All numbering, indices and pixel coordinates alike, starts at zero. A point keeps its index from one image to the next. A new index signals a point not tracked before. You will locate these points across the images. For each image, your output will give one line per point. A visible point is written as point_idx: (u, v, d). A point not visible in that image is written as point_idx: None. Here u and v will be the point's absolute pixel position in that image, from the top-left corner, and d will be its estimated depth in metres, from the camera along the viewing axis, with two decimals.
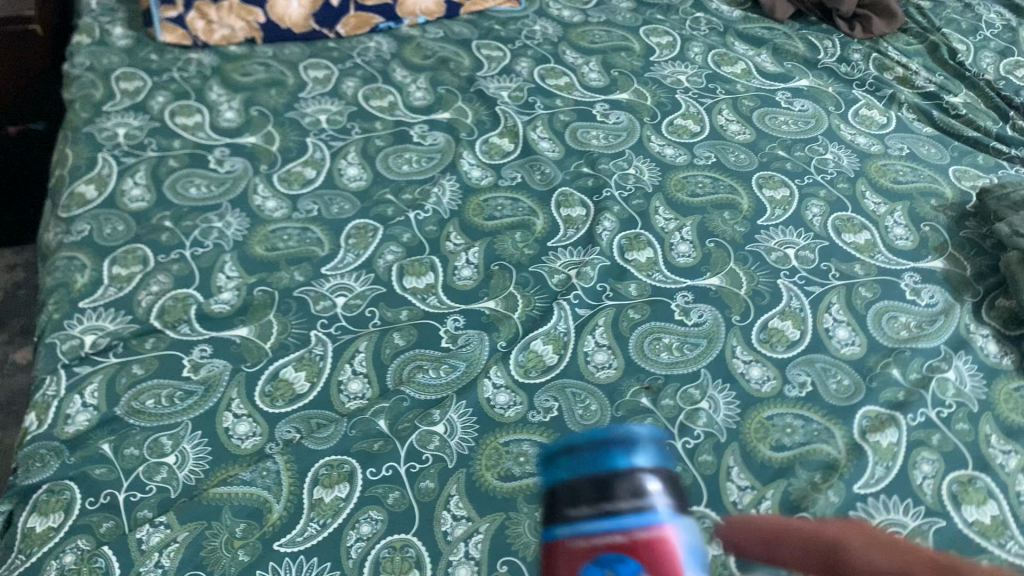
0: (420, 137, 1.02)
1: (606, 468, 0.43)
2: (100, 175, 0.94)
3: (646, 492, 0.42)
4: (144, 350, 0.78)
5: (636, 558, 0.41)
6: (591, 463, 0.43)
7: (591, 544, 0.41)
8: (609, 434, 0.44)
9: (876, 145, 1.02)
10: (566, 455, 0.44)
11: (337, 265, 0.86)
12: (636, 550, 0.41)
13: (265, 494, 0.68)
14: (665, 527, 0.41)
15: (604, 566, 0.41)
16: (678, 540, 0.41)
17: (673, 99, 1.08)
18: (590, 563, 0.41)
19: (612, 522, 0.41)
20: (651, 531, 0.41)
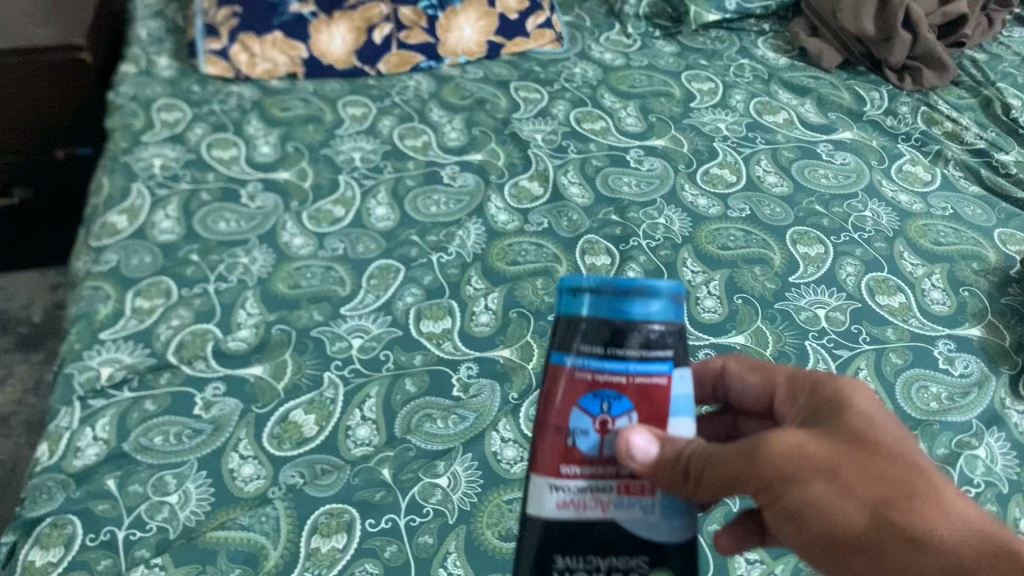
0: (451, 178, 1.02)
1: (622, 315, 0.43)
2: (133, 206, 0.96)
3: (656, 344, 0.43)
4: (158, 385, 0.79)
5: (629, 397, 0.44)
6: (603, 302, 0.44)
7: (594, 378, 0.44)
8: (632, 287, 0.43)
9: (918, 204, 0.99)
10: (587, 294, 0.44)
11: (357, 306, 0.86)
12: (631, 390, 0.44)
13: (263, 539, 0.67)
14: (664, 376, 0.44)
15: (601, 401, 0.44)
16: (673, 388, 0.44)
17: (710, 148, 1.06)
18: (587, 395, 0.44)
19: (619, 365, 0.43)
20: (651, 378, 0.44)
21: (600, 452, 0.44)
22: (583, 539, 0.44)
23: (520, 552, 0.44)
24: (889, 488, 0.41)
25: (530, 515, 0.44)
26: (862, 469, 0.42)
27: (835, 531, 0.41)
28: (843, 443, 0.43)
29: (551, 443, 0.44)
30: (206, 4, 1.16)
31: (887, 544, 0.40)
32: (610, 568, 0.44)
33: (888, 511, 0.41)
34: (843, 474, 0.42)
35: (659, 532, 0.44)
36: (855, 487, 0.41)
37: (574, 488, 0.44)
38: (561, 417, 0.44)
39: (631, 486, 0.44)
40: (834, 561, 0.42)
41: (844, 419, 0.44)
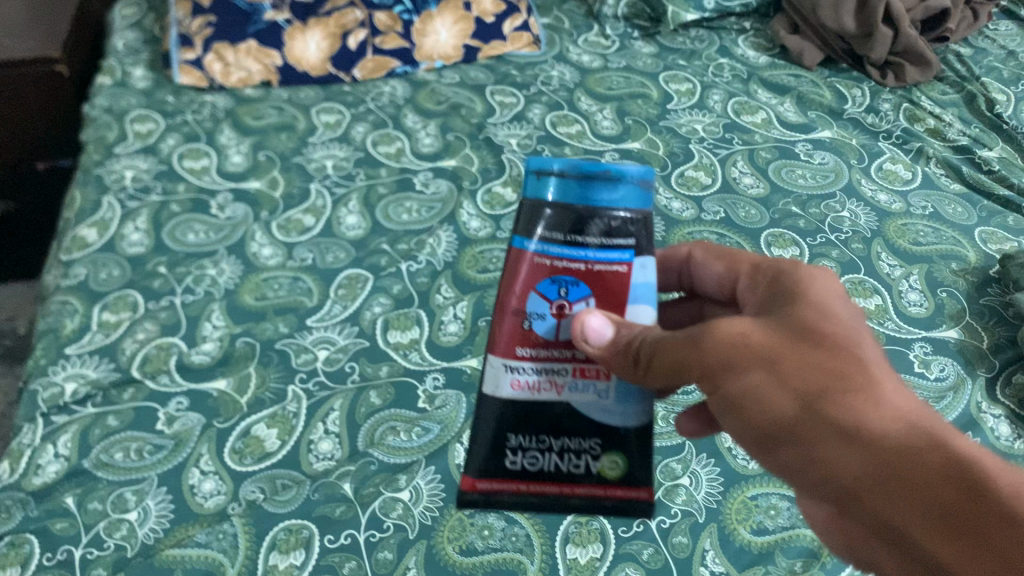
0: (423, 185, 1.01)
1: (585, 203, 0.50)
2: (103, 219, 0.95)
3: (616, 233, 0.50)
4: (121, 401, 0.78)
5: (586, 283, 0.50)
6: (569, 189, 0.51)
7: (553, 265, 0.50)
8: (598, 171, 0.51)
9: (898, 203, 0.98)
10: (555, 178, 0.51)
11: (323, 316, 0.86)
12: (588, 277, 0.50)
13: (221, 556, 0.66)
14: (622, 264, 0.50)
15: (559, 287, 0.50)
16: (631, 276, 0.50)
17: (686, 150, 1.05)
18: (545, 280, 0.50)
19: (579, 252, 0.50)
20: (609, 265, 0.50)
21: (556, 336, 0.51)
22: (538, 421, 0.52)
23: (480, 431, 0.53)
24: (826, 378, 0.43)
25: (488, 396, 0.52)
26: (803, 360, 0.44)
27: (769, 417, 0.44)
28: (789, 334, 0.45)
29: (509, 327, 0.51)
30: (180, 13, 1.15)
31: (815, 432, 0.43)
32: (562, 449, 0.52)
33: (821, 403, 0.43)
34: (780, 364, 0.44)
35: (613, 416, 0.52)
36: (791, 377, 0.44)
37: (529, 371, 0.51)
38: (520, 302, 0.51)
39: (587, 371, 0.51)
40: (770, 447, 0.45)
41: (797, 310, 0.47)
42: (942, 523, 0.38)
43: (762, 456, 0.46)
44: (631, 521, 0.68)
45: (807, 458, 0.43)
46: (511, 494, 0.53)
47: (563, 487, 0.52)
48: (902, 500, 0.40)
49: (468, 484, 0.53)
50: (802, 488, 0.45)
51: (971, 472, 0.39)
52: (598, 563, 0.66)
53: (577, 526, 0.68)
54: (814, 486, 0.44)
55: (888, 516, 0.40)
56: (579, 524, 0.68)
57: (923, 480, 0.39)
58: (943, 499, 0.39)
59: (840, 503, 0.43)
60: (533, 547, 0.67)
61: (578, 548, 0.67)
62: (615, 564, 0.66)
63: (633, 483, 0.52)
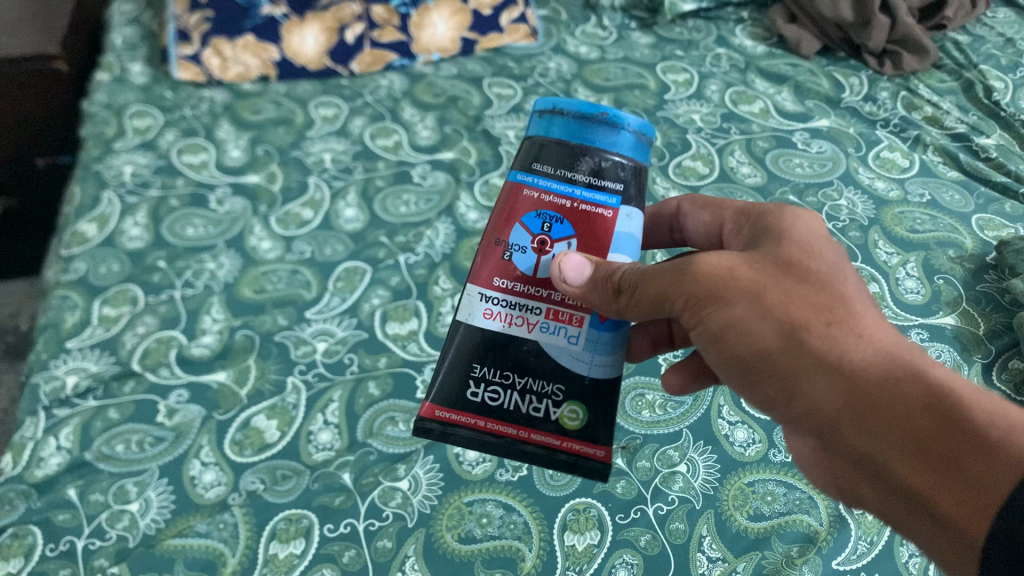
0: (421, 177, 1.02)
1: (581, 142, 0.52)
2: (102, 215, 0.95)
3: (605, 174, 0.51)
4: (122, 394, 0.78)
5: (570, 223, 0.51)
6: (566, 126, 0.52)
7: (540, 198, 0.51)
8: (595, 113, 0.51)
9: (895, 191, 0.98)
10: (553, 115, 0.52)
11: (322, 309, 0.86)
12: (573, 215, 0.51)
13: (221, 546, 0.67)
14: (606, 208, 0.51)
15: (542, 222, 0.51)
16: (614, 222, 0.51)
17: (683, 140, 1.05)
18: (530, 214, 0.51)
19: (567, 189, 0.51)
20: (594, 206, 0.51)
21: (533, 273, 0.51)
22: (505, 355, 0.51)
23: (449, 358, 0.51)
24: (810, 312, 0.46)
25: (460, 323, 0.51)
26: (787, 294, 0.46)
27: (755, 348, 0.47)
28: (773, 269, 0.47)
29: (490, 255, 0.52)
30: (177, 8, 1.14)
31: (799, 363, 0.45)
32: (525, 389, 0.50)
33: (805, 335, 0.45)
34: (766, 297, 0.46)
35: (580, 363, 0.51)
36: (776, 310, 0.46)
37: (502, 302, 0.51)
38: (503, 233, 0.52)
39: (559, 313, 0.51)
40: (755, 380, 0.48)
41: (780, 246, 0.49)
42: (919, 449, 0.41)
43: (748, 388, 0.49)
44: (628, 508, 0.69)
45: (791, 389, 0.46)
46: (467, 429, 0.50)
47: (520, 430, 0.50)
48: (881, 429, 0.43)
49: (427, 411, 0.51)
50: (786, 417, 0.48)
51: (948, 401, 0.42)
52: (595, 550, 0.66)
53: (575, 513, 0.68)
54: (798, 415, 0.47)
55: (869, 445, 0.43)
56: (576, 512, 0.68)
57: (903, 411, 0.42)
58: (920, 427, 0.42)
59: (824, 432, 0.46)
60: (531, 535, 0.67)
61: (575, 535, 0.67)
62: (612, 550, 0.66)
63: (592, 439, 0.51)
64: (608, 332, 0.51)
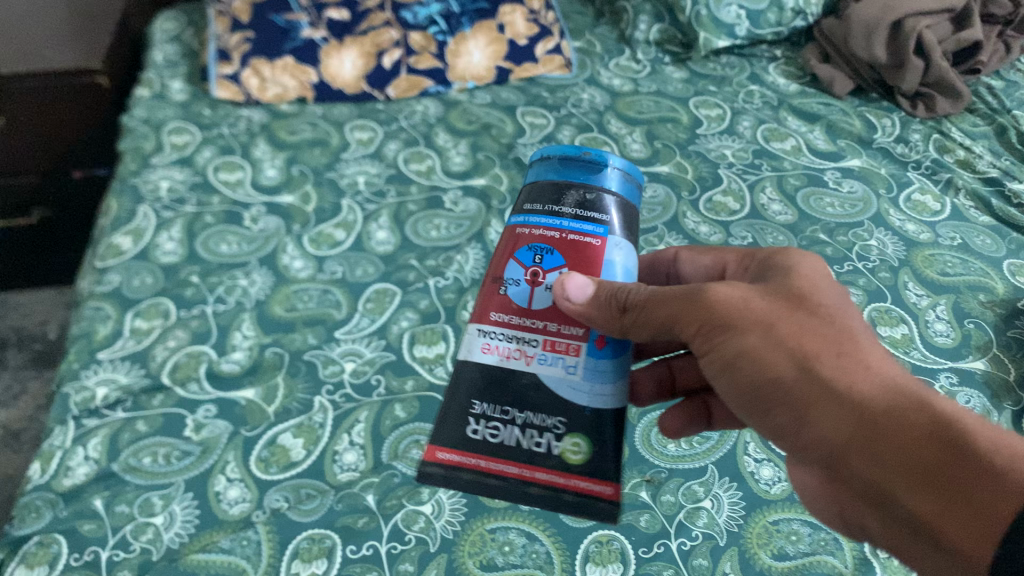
0: (453, 203, 1.02)
1: (568, 180, 0.54)
2: (138, 228, 0.97)
3: (590, 205, 0.53)
4: (151, 407, 0.79)
5: (560, 252, 0.51)
6: (554, 172, 0.55)
7: (530, 234, 0.52)
8: (578, 153, 0.55)
9: (926, 233, 0.98)
10: (543, 165, 0.56)
11: (351, 329, 0.87)
12: (562, 245, 0.52)
13: (244, 563, 0.67)
14: (593, 238, 0.52)
15: (535, 254, 0.52)
16: (602, 252, 0.52)
17: (714, 175, 1.05)
18: (523, 248, 0.52)
19: (554, 221, 0.52)
20: (582, 235, 0.52)
21: (528, 304, 0.51)
22: (504, 389, 0.49)
23: (451, 401, 0.50)
24: (819, 344, 0.46)
25: (460, 362, 0.51)
26: (798, 326, 0.47)
27: (767, 377, 0.46)
28: (783, 302, 0.48)
29: (488, 294, 0.52)
30: (220, 29, 1.19)
31: (810, 394, 0.45)
32: (525, 424, 0.48)
33: (816, 366, 0.45)
34: (777, 327, 0.47)
35: (579, 394, 0.49)
36: (789, 340, 0.46)
37: (500, 336, 0.50)
38: (500, 270, 0.52)
39: (556, 344, 0.50)
40: (763, 411, 0.48)
41: (788, 278, 0.49)
42: (926, 479, 0.41)
43: (754, 417, 0.49)
44: (651, 542, 0.68)
45: (800, 420, 0.46)
46: (470, 470, 0.48)
47: (523, 469, 0.48)
48: (889, 460, 0.42)
49: (430, 455, 0.49)
50: (792, 449, 0.48)
51: (954, 432, 0.42)
52: None
53: (597, 545, 0.68)
54: (805, 447, 0.46)
55: (877, 477, 0.43)
56: (599, 544, 0.68)
57: (910, 441, 0.42)
58: (927, 457, 0.42)
59: (830, 465, 0.45)
60: (553, 565, 0.67)
61: (598, 567, 0.67)
62: None
63: (598, 473, 0.48)
64: (606, 359, 0.50)
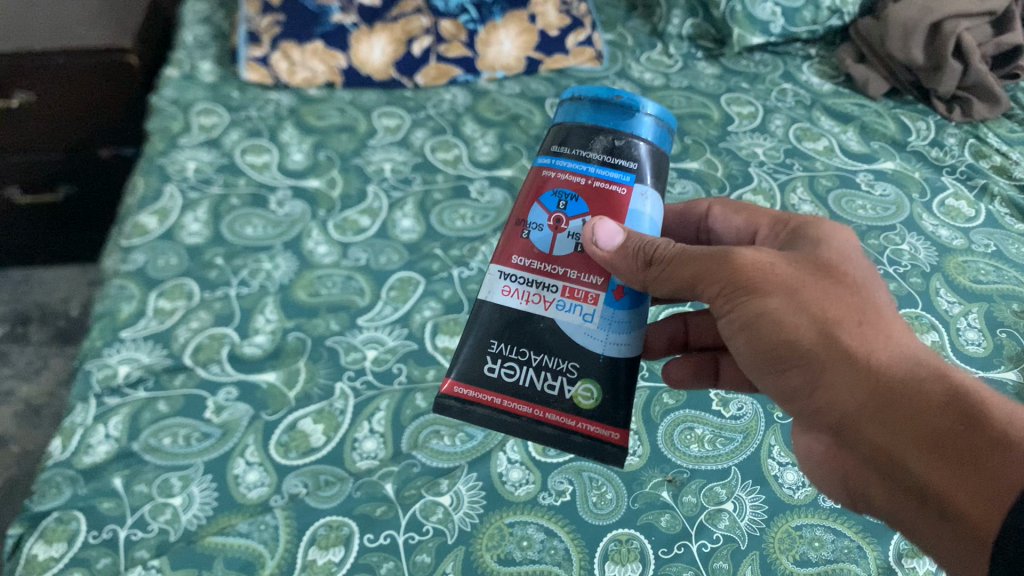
0: (479, 193, 1.02)
1: (598, 122, 0.52)
2: (164, 208, 0.96)
3: (619, 153, 0.51)
4: (172, 387, 0.79)
5: (585, 201, 0.50)
6: (583, 111, 0.53)
7: (557, 179, 0.51)
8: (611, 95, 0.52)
9: (959, 239, 0.97)
10: (572, 101, 0.54)
11: (374, 317, 0.86)
12: (588, 193, 0.50)
13: (261, 548, 0.66)
14: (620, 189, 0.50)
15: (559, 200, 0.51)
16: (627, 204, 0.50)
17: (745, 173, 1.04)
18: (547, 194, 0.51)
19: (581, 167, 0.51)
20: (609, 184, 0.50)
21: (550, 250, 0.50)
22: (522, 331, 0.50)
23: (468, 336, 0.51)
24: (843, 311, 0.46)
25: (479, 301, 0.51)
26: (823, 292, 0.47)
27: (786, 340, 0.47)
28: (810, 269, 0.48)
29: (511, 236, 0.51)
30: (250, 11, 1.19)
31: (827, 357, 0.45)
32: (541, 366, 0.49)
33: (837, 331, 0.46)
34: (802, 293, 0.47)
35: (595, 341, 0.49)
36: (811, 304, 0.46)
37: (520, 279, 0.50)
38: (522, 212, 0.51)
39: (575, 292, 0.50)
40: (780, 375, 0.48)
41: (818, 249, 0.50)
42: (936, 443, 0.41)
43: (772, 382, 0.49)
44: (672, 543, 0.67)
45: (815, 382, 0.46)
46: (485, 407, 0.49)
47: (535, 409, 0.49)
48: (898, 423, 0.42)
49: (447, 387, 0.50)
50: (805, 415, 0.48)
51: (968, 400, 0.41)
52: None
53: (617, 544, 0.67)
54: (820, 411, 0.46)
55: (886, 442, 0.43)
56: (618, 543, 0.67)
57: (922, 408, 0.42)
58: (938, 424, 0.41)
59: (842, 429, 0.45)
60: (572, 562, 0.66)
61: (616, 566, 0.66)
62: None
63: (609, 419, 0.49)
64: (623, 310, 0.50)
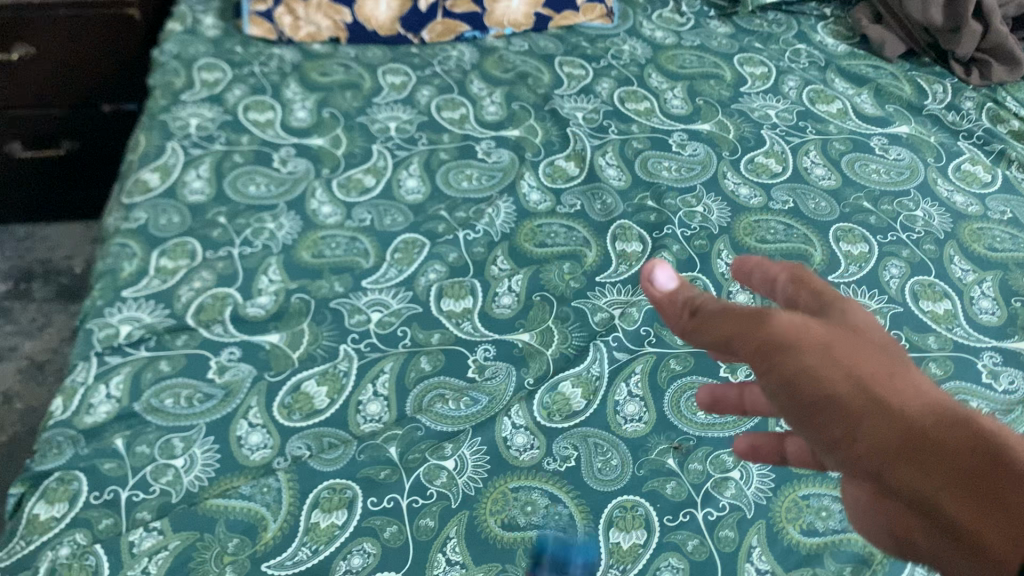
0: (486, 153, 1.00)
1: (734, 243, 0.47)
2: (166, 165, 0.95)
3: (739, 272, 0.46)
4: (174, 347, 0.78)
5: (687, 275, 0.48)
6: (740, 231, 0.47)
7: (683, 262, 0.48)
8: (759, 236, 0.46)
9: (975, 205, 0.95)
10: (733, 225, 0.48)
11: (379, 279, 0.85)
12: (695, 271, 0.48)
13: (264, 511, 0.66)
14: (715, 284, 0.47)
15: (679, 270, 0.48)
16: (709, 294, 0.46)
17: (757, 135, 1.02)
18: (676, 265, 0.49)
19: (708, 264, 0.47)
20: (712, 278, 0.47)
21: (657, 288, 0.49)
22: None
23: None
24: (874, 364, 0.38)
25: None
26: (854, 345, 0.38)
27: (815, 390, 0.37)
28: (839, 327, 0.40)
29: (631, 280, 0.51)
30: None
31: (858, 407, 0.36)
32: None
33: (868, 379, 0.37)
34: (835, 347, 0.38)
35: None
36: (841, 355, 0.38)
37: None
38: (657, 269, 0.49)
39: None
40: (815, 429, 0.37)
41: (845, 312, 0.42)
42: (981, 497, 0.32)
43: (806, 436, 0.38)
44: (677, 511, 0.67)
45: (852, 431, 0.35)
46: None
47: None
48: (933, 467, 0.33)
49: None
50: (848, 470, 0.36)
51: (1010, 449, 0.33)
52: (640, 550, 0.65)
53: (622, 510, 0.67)
54: (859, 462, 0.35)
55: (921, 485, 0.33)
56: (623, 509, 0.67)
57: (957, 451, 0.33)
58: (973, 467, 0.32)
59: (881, 481, 0.34)
60: (576, 528, 0.66)
61: (621, 533, 0.66)
62: (657, 552, 0.65)
63: None
64: None
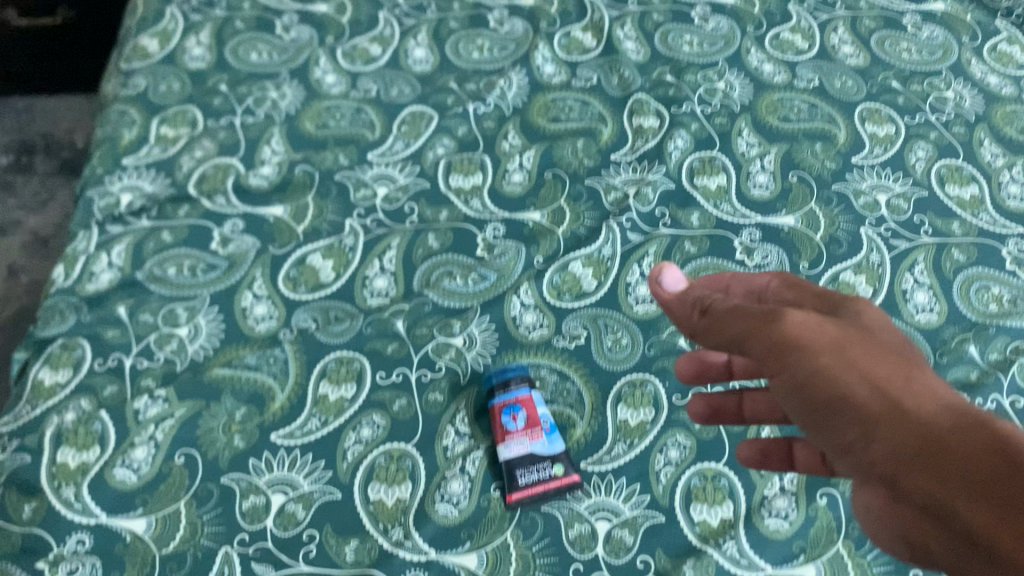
0: (498, 23, 0.94)
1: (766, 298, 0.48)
2: (164, 31, 0.91)
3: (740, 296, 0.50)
4: (176, 217, 0.76)
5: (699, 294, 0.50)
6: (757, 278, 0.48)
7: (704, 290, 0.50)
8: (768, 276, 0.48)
9: (1009, 87, 0.90)
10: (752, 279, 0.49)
11: (385, 152, 0.82)
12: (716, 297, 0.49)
13: (271, 382, 0.66)
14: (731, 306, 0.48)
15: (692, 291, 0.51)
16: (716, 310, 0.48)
17: (784, 10, 0.97)
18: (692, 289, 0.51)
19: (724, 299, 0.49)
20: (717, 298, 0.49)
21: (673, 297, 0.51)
22: None
23: None
24: (888, 367, 0.40)
25: None
26: (869, 352, 0.41)
27: (830, 394, 0.40)
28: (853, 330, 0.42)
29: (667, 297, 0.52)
30: None
31: (872, 410, 0.39)
32: None
33: (882, 384, 0.39)
34: (848, 350, 0.41)
35: None
36: (858, 362, 0.40)
37: None
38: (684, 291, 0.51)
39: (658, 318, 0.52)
40: (832, 429, 0.40)
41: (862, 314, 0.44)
42: (983, 488, 0.35)
43: (822, 439, 0.41)
44: (686, 390, 0.67)
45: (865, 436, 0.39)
46: None
47: None
48: (943, 471, 0.36)
49: None
50: (862, 472, 0.40)
51: (1008, 439, 0.36)
52: (648, 427, 0.65)
53: (631, 387, 0.67)
54: (874, 464, 0.39)
55: (931, 489, 0.36)
56: (632, 386, 0.67)
57: (970, 453, 0.36)
58: (983, 470, 0.35)
59: (895, 482, 0.38)
60: (583, 405, 0.66)
61: (629, 409, 0.66)
62: (665, 429, 0.65)
63: None
64: None
